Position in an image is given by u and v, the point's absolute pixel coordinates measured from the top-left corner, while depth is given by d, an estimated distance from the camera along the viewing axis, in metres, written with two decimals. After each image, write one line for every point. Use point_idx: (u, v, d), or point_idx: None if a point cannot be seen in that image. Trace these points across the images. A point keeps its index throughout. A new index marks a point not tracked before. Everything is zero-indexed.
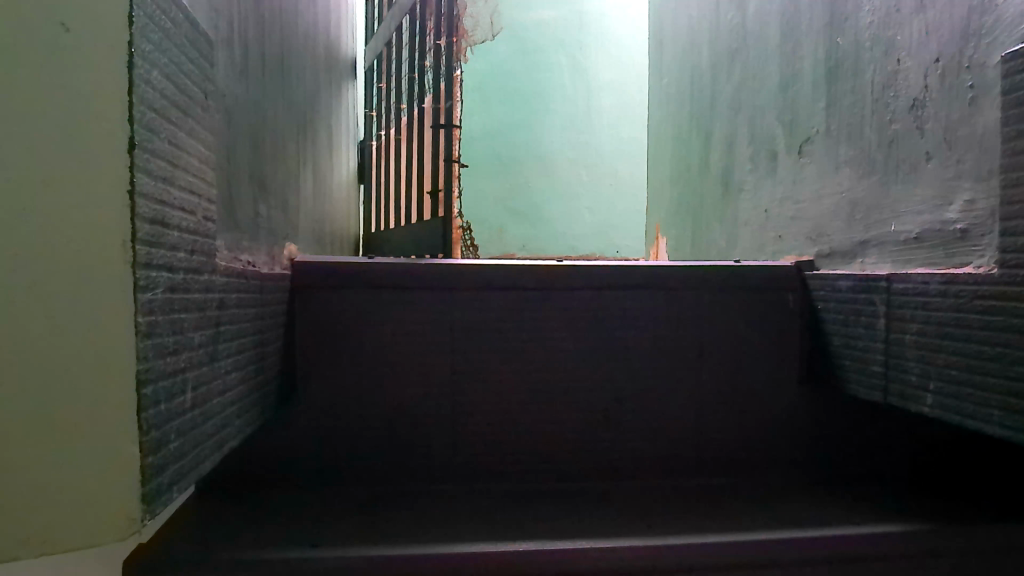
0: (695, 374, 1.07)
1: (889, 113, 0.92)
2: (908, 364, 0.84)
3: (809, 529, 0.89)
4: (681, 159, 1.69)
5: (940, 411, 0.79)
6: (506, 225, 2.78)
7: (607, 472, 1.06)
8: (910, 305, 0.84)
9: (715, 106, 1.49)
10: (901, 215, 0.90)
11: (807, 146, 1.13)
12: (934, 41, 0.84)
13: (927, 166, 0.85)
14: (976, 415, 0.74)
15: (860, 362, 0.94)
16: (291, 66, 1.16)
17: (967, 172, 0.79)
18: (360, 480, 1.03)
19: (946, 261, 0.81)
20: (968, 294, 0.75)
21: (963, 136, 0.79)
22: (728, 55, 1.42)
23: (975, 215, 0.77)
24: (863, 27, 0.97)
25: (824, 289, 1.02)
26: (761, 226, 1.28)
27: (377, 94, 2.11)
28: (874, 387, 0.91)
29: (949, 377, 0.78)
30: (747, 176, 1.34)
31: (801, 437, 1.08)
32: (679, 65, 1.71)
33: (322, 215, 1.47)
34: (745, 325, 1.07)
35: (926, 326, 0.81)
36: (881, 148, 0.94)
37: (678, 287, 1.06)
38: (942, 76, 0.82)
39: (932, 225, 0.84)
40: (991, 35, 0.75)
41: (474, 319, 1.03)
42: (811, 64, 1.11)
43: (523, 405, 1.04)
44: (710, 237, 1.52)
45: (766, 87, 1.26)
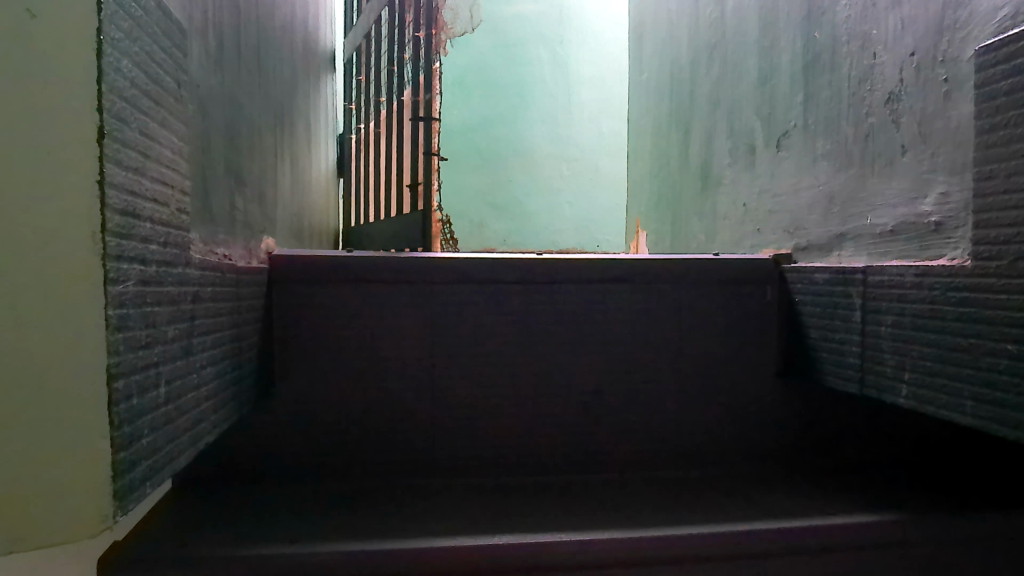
0: (674, 368, 1.07)
1: (866, 107, 0.92)
2: (883, 356, 0.85)
3: (787, 520, 0.90)
4: (661, 153, 1.69)
5: (915, 402, 0.80)
6: (487, 219, 2.78)
7: (588, 465, 1.06)
8: (885, 298, 0.85)
9: (694, 101, 1.49)
10: (877, 207, 0.90)
11: (785, 140, 1.13)
12: (909, 35, 0.84)
13: (903, 160, 0.85)
14: (948, 405, 0.75)
15: (835, 354, 0.95)
16: (268, 58, 1.15)
17: (942, 165, 0.79)
18: (340, 474, 1.02)
19: (921, 253, 0.82)
20: (943, 286, 0.75)
21: (938, 130, 0.80)
22: (707, 50, 1.42)
23: (949, 207, 0.78)
24: (840, 22, 0.98)
25: (801, 282, 1.03)
26: (739, 219, 1.28)
27: (356, 87, 2.09)
28: (849, 379, 0.92)
29: (923, 368, 0.79)
30: (726, 170, 1.34)
31: (778, 429, 1.09)
32: (659, 59, 1.70)
33: (300, 210, 1.45)
34: (724, 318, 1.08)
35: (901, 319, 0.82)
36: (858, 141, 0.94)
37: (658, 281, 1.06)
38: (918, 71, 0.83)
39: (907, 218, 0.84)
40: (966, 29, 0.76)
41: (456, 311, 1.02)
42: (789, 58, 1.11)
43: (502, 399, 1.04)
44: (690, 230, 1.52)
45: (745, 81, 1.26)
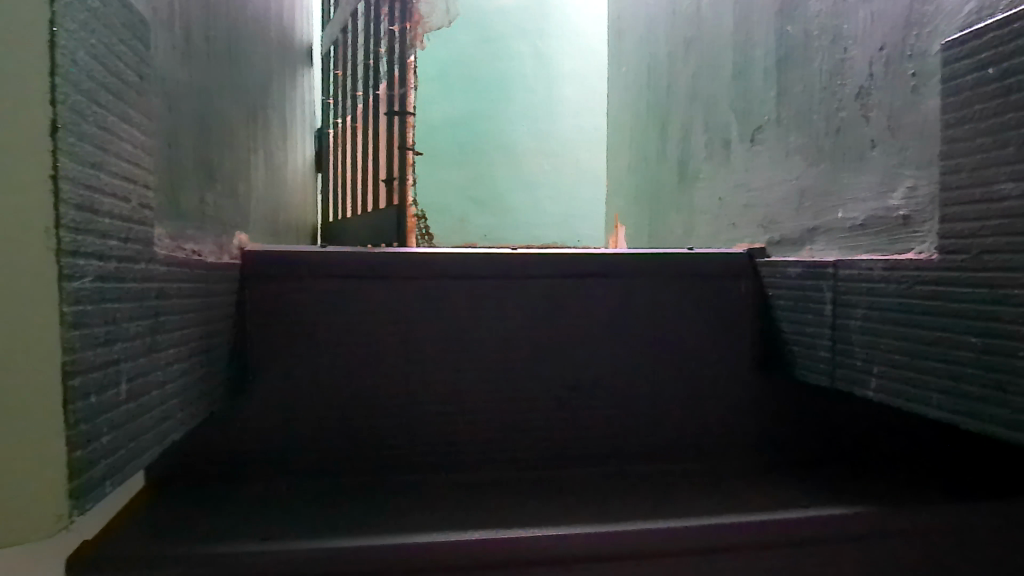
0: (650, 363, 1.07)
1: (837, 101, 0.93)
2: (853, 349, 0.86)
3: (761, 513, 0.90)
4: (639, 147, 1.69)
5: (883, 395, 0.81)
6: (468, 214, 2.76)
7: (564, 460, 1.06)
8: (855, 292, 0.85)
9: (671, 96, 1.49)
10: (847, 201, 0.90)
11: (759, 134, 1.13)
12: (879, 29, 0.85)
13: (872, 154, 0.86)
14: (916, 398, 0.76)
15: (807, 348, 0.95)
16: (239, 52, 1.14)
17: (909, 159, 0.80)
18: (314, 472, 1.01)
19: (890, 247, 0.82)
20: (910, 279, 0.76)
21: (906, 124, 0.80)
22: (683, 45, 1.42)
23: (917, 200, 0.78)
24: (812, 16, 0.98)
25: (774, 276, 1.03)
26: (715, 213, 1.29)
27: (334, 82, 2.07)
28: (820, 372, 0.92)
29: (891, 361, 0.79)
30: (702, 164, 1.35)
31: (752, 423, 1.10)
32: (637, 54, 1.70)
33: (275, 205, 1.44)
34: (698, 313, 1.08)
35: (870, 312, 0.82)
36: (829, 135, 0.94)
37: (633, 276, 1.06)
38: (886, 65, 0.83)
39: (876, 211, 0.85)
40: (933, 24, 0.76)
41: (429, 307, 1.02)
42: (763, 53, 1.11)
43: (477, 395, 1.04)
44: (667, 225, 1.52)
45: (721, 76, 1.26)
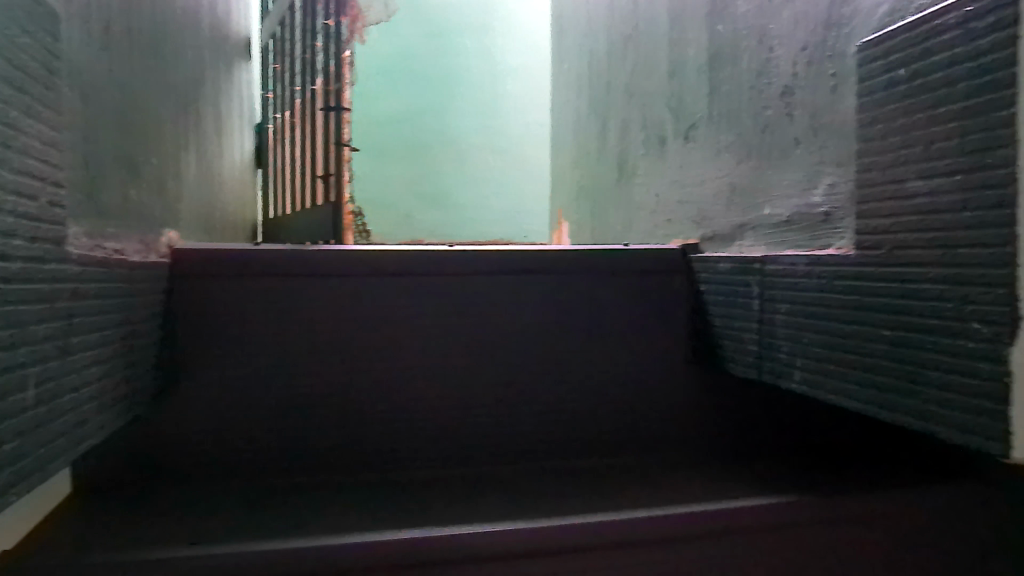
0: (586, 358, 1.08)
1: (763, 100, 0.94)
2: (779, 343, 0.88)
3: (693, 504, 0.91)
4: (581, 144, 1.70)
5: (806, 387, 0.83)
6: (415, 211, 2.75)
7: (503, 458, 1.06)
8: (780, 287, 0.87)
9: (610, 93, 1.51)
10: (773, 199, 0.92)
11: (692, 132, 1.15)
12: (801, 30, 0.86)
13: (795, 152, 0.87)
14: (836, 390, 0.78)
15: (736, 342, 0.97)
16: (168, 46, 1.11)
17: (829, 157, 0.82)
18: (243, 472, 0.98)
19: (812, 243, 0.84)
20: (829, 274, 0.78)
21: (826, 123, 0.82)
22: (621, 43, 1.43)
23: (836, 198, 0.80)
24: (740, 16, 1.00)
25: (705, 271, 1.05)
26: (652, 210, 1.30)
27: (274, 76, 2.04)
28: (749, 365, 0.94)
29: (813, 354, 0.81)
30: (639, 161, 1.36)
31: (687, 416, 1.11)
32: (578, 50, 1.71)
33: (209, 202, 1.41)
34: (633, 309, 1.09)
35: (794, 306, 0.84)
36: (756, 133, 0.96)
37: (569, 272, 1.07)
38: (808, 65, 0.85)
39: (799, 209, 0.87)
40: (850, 25, 0.78)
41: (365, 305, 1.01)
42: (695, 52, 1.13)
43: (413, 393, 1.03)
44: (607, 221, 1.54)
45: (656, 73, 1.28)
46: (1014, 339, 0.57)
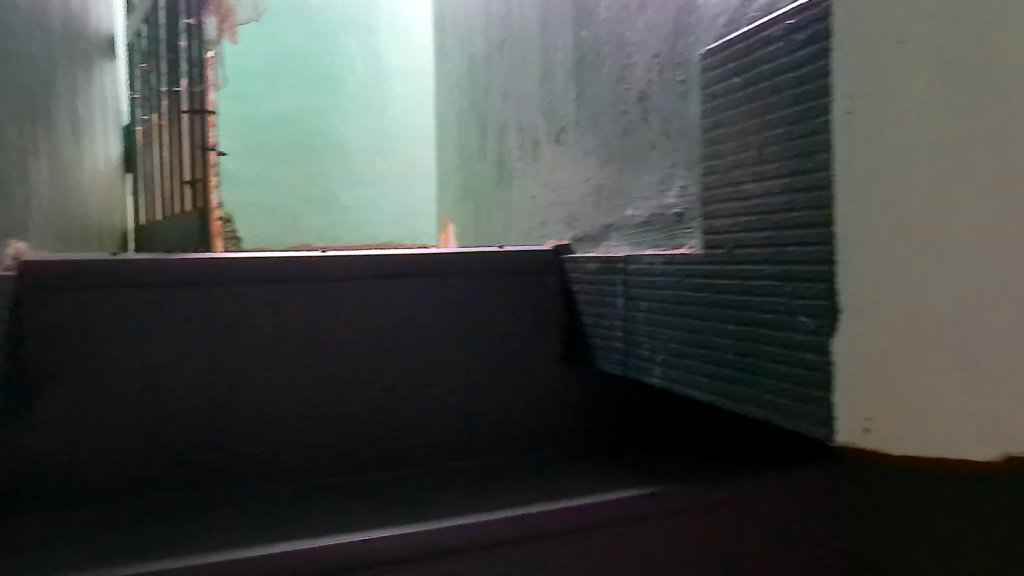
0: (463, 360, 1.09)
1: (623, 105, 0.98)
2: (641, 340, 0.91)
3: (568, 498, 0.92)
4: (463, 146, 1.71)
5: (665, 381, 0.86)
6: (301, 215, 2.69)
7: (380, 462, 1.04)
8: (640, 286, 0.90)
9: (489, 97, 1.52)
10: (634, 200, 0.96)
11: (562, 135, 1.17)
12: (654, 38, 0.90)
13: (652, 155, 0.91)
14: (690, 383, 0.81)
15: (605, 339, 1.00)
16: (9, 44, 1.04)
17: (680, 160, 0.85)
18: (97, 494, 0.93)
19: (668, 243, 0.87)
20: (683, 273, 0.81)
21: (677, 128, 0.86)
22: (497, 46, 1.45)
23: (687, 199, 0.84)
24: (601, 23, 1.03)
25: (576, 271, 1.07)
26: (528, 211, 1.32)
27: (142, 76, 1.94)
28: (616, 362, 0.97)
29: (670, 349, 0.85)
30: (516, 163, 1.38)
31: (564, 413, 1.13)
32: (458, 53, 1.71)
33: (66, 208, 1.33)
34: (508, 309, 1.11)
35: (653, 305, 0.88)
36: (618, 137, 0.99)
37: (444, 275, 1.08)
38: (661, 71, 0.88)
39: (656, 210, 0.90)
40: (695, 35, 0.82)
41: (231, 314, 0.98)
42: (562, 57, 1.16)
43: (285, 402, 1.00)
44: (488, 223, 1.55)
45: (529, 77, 1.30)
46: (835, 330, 0.62)
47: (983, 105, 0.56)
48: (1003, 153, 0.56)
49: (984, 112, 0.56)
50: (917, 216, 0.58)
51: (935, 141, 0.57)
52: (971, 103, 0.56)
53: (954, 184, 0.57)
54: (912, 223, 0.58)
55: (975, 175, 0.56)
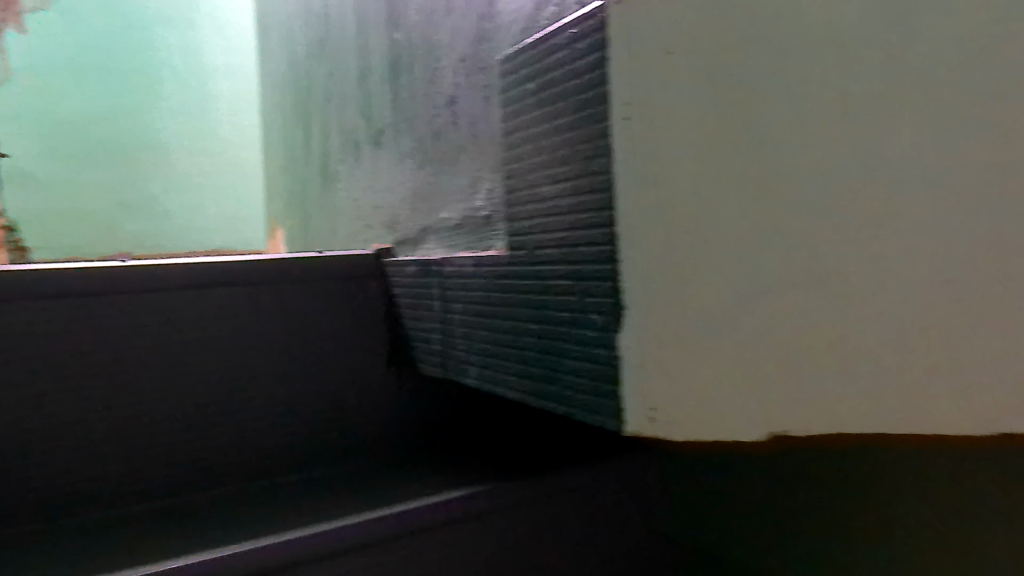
0: (282, 371, 1.05)
1: (435, 108, 0.98)
2: (455, 341, 0.92)
3: (391, 506, 0.91)
4: (289, 148, 1.65)
5: (479, 382, 0.87)
6: (117, 221, 2.45)
7: (184, 486, 0.98)
8: (453, 288, 0.91)
9: (311, 95, 1.47)
10: (447, 203, 0.96)
11: (381, 137, 1.16)
12: (459, 42, 0.91)
13: (461, 158, 0.92)
14: (500, 383, 0.83)
15: (425, 342, 1.00)
16: None
17: (486, 163, 0.87)
18: None
19: (478, 245, 0.88)
20: (490, 274, 0.83)
21: (482, 131, 0.87)
22: (317, 46, 1.41)
23: (493, 202, 0.85)
24: (411, 26, 1.02)
25: (396, 275, 1.07)
26: (352, 214, 1.30)
27: None
28: (435, 365, 0.98)
29: (482, 350, 0.86)
30: (339, 166, 1.35)
31: (390, 419, 1.12)
32: (280, 51, 1.65)
33: None
34: (330, 316, 1.08)
35: (465, 306, 0.89)
36: (431, 140, 1.00)
37: (259, 283, 1.03)
38: (466, 75, 0.89)
39: (467, 212, 0.91)
40: (495, 40, 0.83)
41: (10, 333, 0.88)
42: (378, 58, 1.14)
43: (80, 426, 0.92)
44: (315, 227, 1.51)
45: (348, 79, 1.27)
46: (620, 326, 0.65)
47: (746, 120, 0.58)
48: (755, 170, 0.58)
49: (744, 128, 0.58)
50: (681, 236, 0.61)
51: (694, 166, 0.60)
52: (735, 118, 0.58)
53: (715, 202, 0.60)
54: (676, 242, 0.61)
55: (742, 186, 0.59)
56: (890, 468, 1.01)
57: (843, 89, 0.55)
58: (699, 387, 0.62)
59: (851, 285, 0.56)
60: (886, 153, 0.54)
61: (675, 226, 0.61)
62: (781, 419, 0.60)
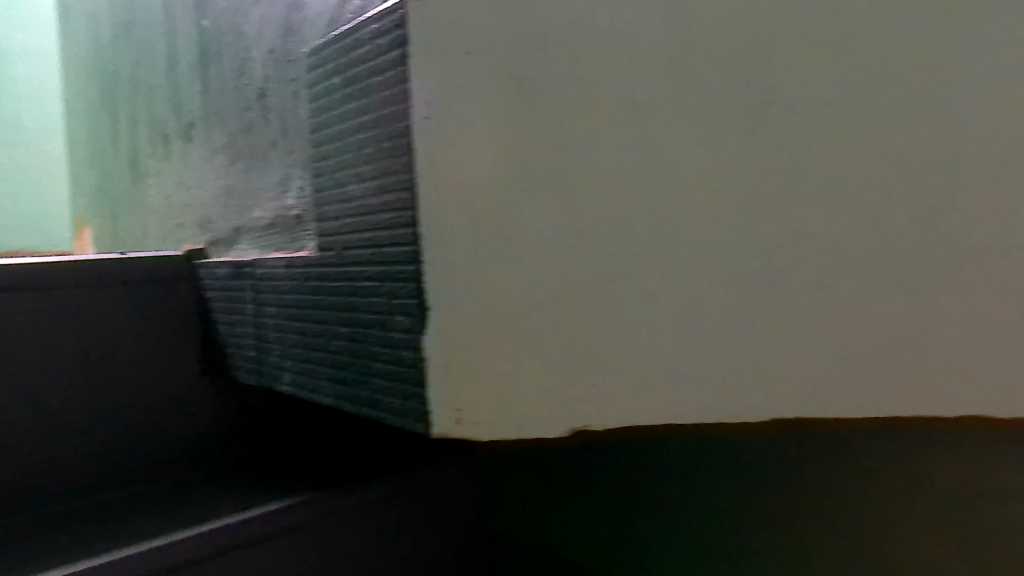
0: (80, 383, 0.94)
1: (245, 100, 0.93)
2: (269, 345, 0.87)
3: (213, 519, 0.84)
4: (94, 141, 1.52)
5: (293, 388, 0.84)
6: None
7: None
8: (266, 290, 0.87)
9: (117, 84, 1.36)
10: (260, 201, 0.91)
11: (191, 131, 1.09)
12: (267, 32, 0.87)
13: (272, 154, 0.88)
14: (313, 388, 0.80)
15: (239, 347, 0.95)
16: None
17: (297, 160, 0.83)
18: None
19: (290, 245, 0.85)
20: (301, 275, 0.80)
21: (292, 127, 0.83)
22: (122, 31, 1.31)
23: (304, 200, 0.82)
24: (219, 13, 0.97)
25: (208, 277, 1.00)
26: (163, 212, 1.21)
27: None
28: (251, 371, 0.93)
29: (296, 354, 0.82)
30: (149, 161, 1.25)
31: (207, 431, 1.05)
32: (83, 35, 1.52)
33: None
34: (137, 322, 0.98)
35: (278, 309, 0.85)
36: (242, 134, 0.94)
37: (54, 286, 0.92)
38: (276, 67, 0.86)
39: (278, 211, 0.87)
40: (302, 31, 0.80)
41: None
42: (186, 46, 1.07)
43: None
44: (124, 227, 1.39)
45: (155, 67, 1.19)
46: (426, 328, 0.64)
47: (548, 112, 0.59)
48: (548, 165, 0.59)
49: (547, 121, 0.59)
50: (486, 234, 0.61)
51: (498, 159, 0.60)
52: (535, 113, 0.59)
53: (516, 197, 0.60)
54: (482, 241, 0.61)
55: (539, 190, 0.59)
56: (850, 465, 0.93)
57: (630, 91, 0.56)
58: (510, 394, 0.62)
59: (632, 278, 0.57)
60: (667, 155, 0.55)
61: (480, 232, 0.61)
62: (582, 414, 0.60)
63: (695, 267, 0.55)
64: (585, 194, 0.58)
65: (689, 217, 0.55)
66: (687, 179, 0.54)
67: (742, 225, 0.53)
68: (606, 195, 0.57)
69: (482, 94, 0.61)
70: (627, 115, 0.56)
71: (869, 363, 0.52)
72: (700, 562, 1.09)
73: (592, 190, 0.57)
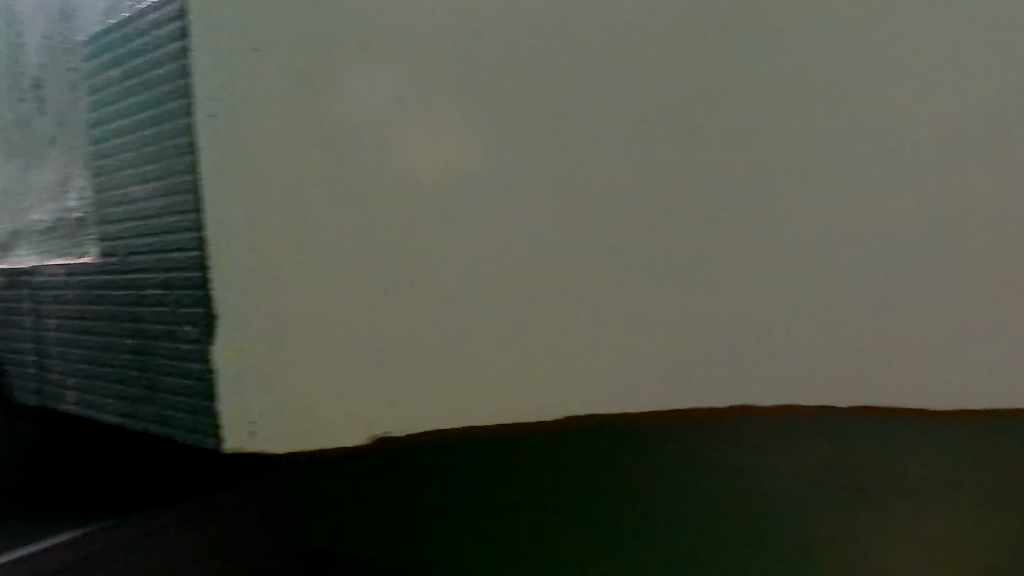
0: None
1: (19, 90, 0.83)
2: (52, 361, 0.79)
3: None
4: None
5: (79, 408, 0.77)
6: None
7: None
8: (48, 301, 0.78)
9: None
10: (38, 203, 0.81)
11: None
12: (43, 16, 0.79)
13: (51, 152, 0.79)
14: (99, 406, 0.74)
15: (19, 366, 0.83)
16: None
17: (77, 158, 0.74)
18: None
19: (73, 252, 0.76)
20: (82, 284, 0.73)
21: (71, 121, 0.76)
22: None
23: (87, 202, 0.73)
24: None
25: None
26: None
27: None
28: (31, 391, 0.83)
29: (79, 370, 0.75)
30: None
31: None
32: None
33: None
34: None
35: (60, 320, 0.77)
36: (17, 128, 0.83)
37: None
38: (52, 56, 0.78)
39: (59, 214, 0.79)
40: (82, 19, 0.73)
41: None
42: None
43: None
44: None
45: None
46: (213, 337, 0.59)
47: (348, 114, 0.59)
48: (347, 169, 0.59)
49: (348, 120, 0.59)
50: (285, 236, 0.59)
51: (297, 163, 0.59)
52: (337, 117, 0.59)
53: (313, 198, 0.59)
54: (280, 240, 0.59)
55: (333, 194, 0.59)
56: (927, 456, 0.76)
57: (427, 98, 0.59)
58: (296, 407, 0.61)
59: (432, 283, 0.61)
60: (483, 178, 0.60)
61: (271, 234, 0.59)
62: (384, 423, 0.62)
63: (487, 283, 0.61)
64: (382, 195, 0.60)
65: (511, 234, 0.61)
66: (500, 199, 0.61)
67: (532, 230, 0.61)
68: (411, 205, 0.60)
69: (279, 83, 0.58)
70: (442, 133, 0.60)
71: (633, 345, 0.63)
72: (602, 501, 0.89)
73: (398, 202, 0.60)
